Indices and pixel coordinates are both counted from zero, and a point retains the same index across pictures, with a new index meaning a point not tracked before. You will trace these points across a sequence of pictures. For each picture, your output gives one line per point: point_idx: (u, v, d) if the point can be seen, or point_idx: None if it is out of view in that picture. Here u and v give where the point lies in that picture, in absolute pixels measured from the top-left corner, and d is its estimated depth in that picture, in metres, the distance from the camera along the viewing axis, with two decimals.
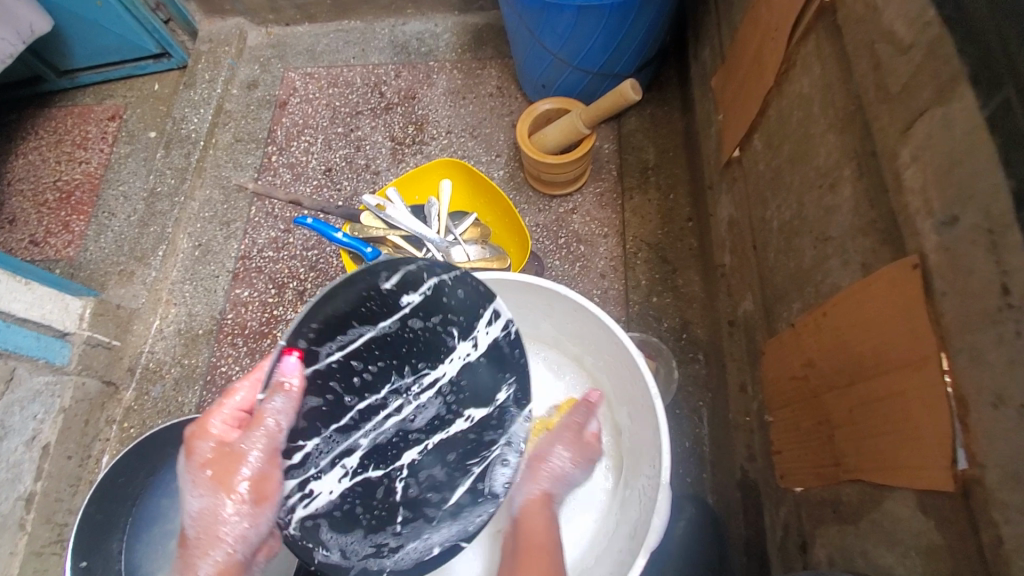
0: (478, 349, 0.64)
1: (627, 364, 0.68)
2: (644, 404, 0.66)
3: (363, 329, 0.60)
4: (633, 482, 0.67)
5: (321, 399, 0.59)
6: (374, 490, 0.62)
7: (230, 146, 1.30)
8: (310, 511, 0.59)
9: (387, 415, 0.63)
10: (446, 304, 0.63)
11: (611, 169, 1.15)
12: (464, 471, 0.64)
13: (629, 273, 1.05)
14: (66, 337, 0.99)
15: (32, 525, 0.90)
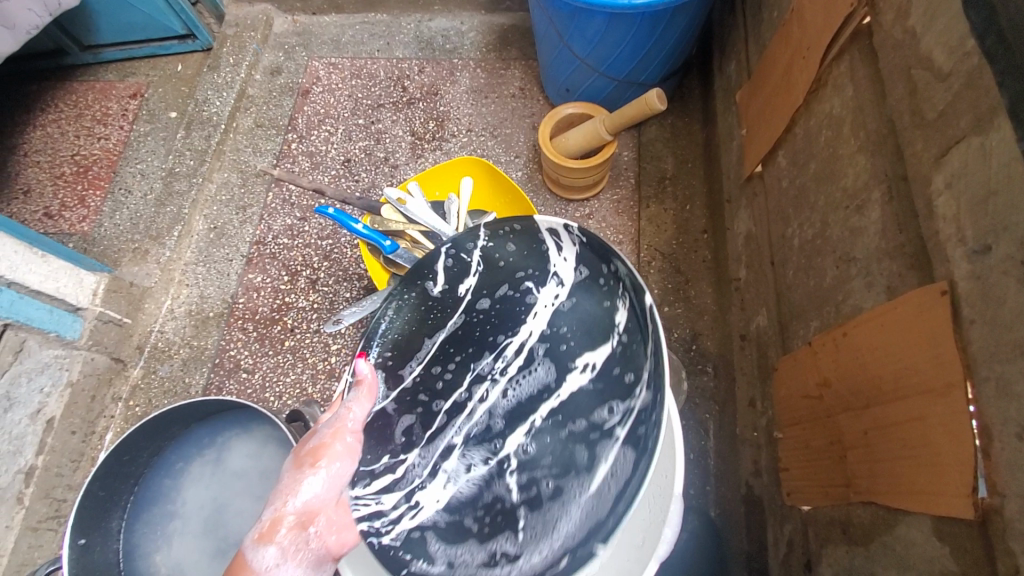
0: (564, 284, 0.63)
1: None
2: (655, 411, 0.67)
3: (435, 336, 0.65)
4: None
5: (412, 413, 0.63)
6: (480, 495, 0.59)
7: (250, 131, 1.30)
8: (419, 523, 0.58)
9: (472, 409, 0.62)
10: (500, 275, 0.66)
11: (629, 176, 1.15)
12: (606, 436, 0.56)
13: (642, 282, 1.06)
14: (79, 312, 0.99)
15: (31, 499, 0.90)
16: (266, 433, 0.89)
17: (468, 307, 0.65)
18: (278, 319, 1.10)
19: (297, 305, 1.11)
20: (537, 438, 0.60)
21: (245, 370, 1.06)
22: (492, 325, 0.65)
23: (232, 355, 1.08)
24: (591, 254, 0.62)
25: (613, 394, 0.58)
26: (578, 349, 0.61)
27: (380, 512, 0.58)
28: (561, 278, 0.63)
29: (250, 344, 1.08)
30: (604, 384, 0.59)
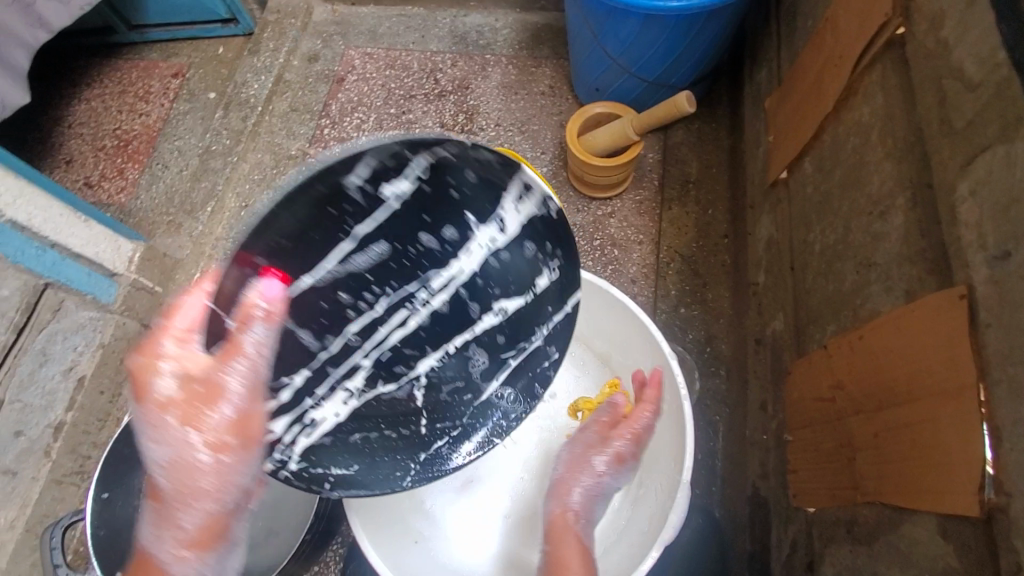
0: (503, 233, 0.65)
1: (659, 366, 0.71)
2: (670, 408, 0.69)
3: (342, 245, 0.60)
4: (648, 478, 0.71)
5: (308, 328, 0.64)
6: (397, 408, 0.70)
7: (285, 114, 1.33)
8: (316, 436, 0.66)
9: (387, 329, 0.69)
10: (402, 194, 0.59)
11: (652, 178, 1.16)
12: (501, 362, 0.71)
13: (660, 282, 1.07)
14: (115, 277, 1.02)
15: (57, 454, 0.94)
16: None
17: (383, 231, 0.62)
18: None
19: None
20: (445, 360, 0.72)
21: None
22: (404, 259, 0.66)
23: None
24: (549, 226, 0.64)
25: (513, 330, 0.71)
26: (495, 294, 0.69)
27: (276, 442, 0.63)
28: (503, 225, 0.65)
29: None
30: (507, 326, 0.70)
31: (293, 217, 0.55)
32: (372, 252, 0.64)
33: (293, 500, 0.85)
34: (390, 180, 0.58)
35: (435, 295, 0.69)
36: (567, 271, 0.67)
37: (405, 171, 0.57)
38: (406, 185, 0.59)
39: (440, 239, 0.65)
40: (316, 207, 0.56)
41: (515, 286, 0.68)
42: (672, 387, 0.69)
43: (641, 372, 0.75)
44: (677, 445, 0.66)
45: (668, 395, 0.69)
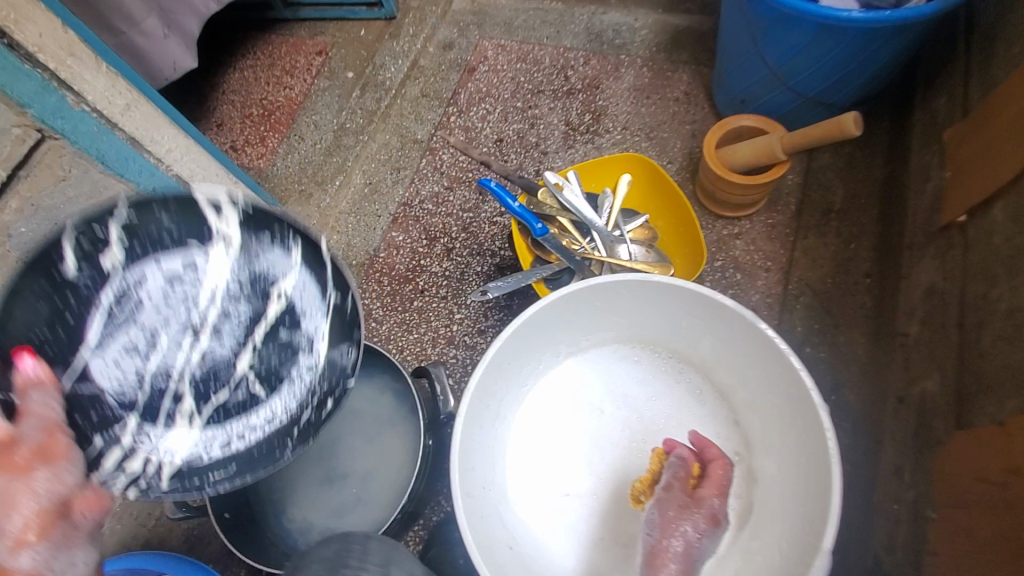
0: (288, 258, 0.72)
1: (798, 412, 0.63)
2: (810, 463, 0.61)
3: (184, 360, 0.69)
4: (773, 530, 0.64)
5: (196, 399, 0.70)
6: (234, 435, 0.70)
7: (416, 99, 1.37)
8: (179, 425, 0.68)
9: (242, 378, 0.71)
10: (215, 276, 0.70)
11: (789, 202, 1.08)
12: (295, 363, 0.72)
13: (784, 316, 0.99)
14: None
15: None
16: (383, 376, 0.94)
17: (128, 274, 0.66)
18: (411, 279, 1.17)
19: (430, 270, 1.17)
20: (252, 425, 0.70)
21: (375, 320, 1.14)
22: (138, 333, 0.68)
23: (365, 304, 1.16)
24: (263, 218, 0.71)
25: (285, 390, 0.71)
26: (280, 365, 0.72)
27: (170, 457, 0.68)
28: (285, 252, 0.72)
29: (383, 297, 1.16)
30: (302, 398, 0.71)
31: (35, 309, 0.63)
32: (199, 349, 0.70)
33: (382, 480, 0.89)
34: (121, 215, 0.66)
35: (188, 385, 0.69)
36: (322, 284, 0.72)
37: (157, 214, 0.67)
38: (277, 278, 0.72)
39: (237, 280, 0.71)
40: (57, 295, 0.64)
41: (276, 356, 0.72)
42: (817, 442, 0.60)
43: (771, 415, 0.68)
44: (818, 506, 0.59)
45: (809, 447, 0.62)
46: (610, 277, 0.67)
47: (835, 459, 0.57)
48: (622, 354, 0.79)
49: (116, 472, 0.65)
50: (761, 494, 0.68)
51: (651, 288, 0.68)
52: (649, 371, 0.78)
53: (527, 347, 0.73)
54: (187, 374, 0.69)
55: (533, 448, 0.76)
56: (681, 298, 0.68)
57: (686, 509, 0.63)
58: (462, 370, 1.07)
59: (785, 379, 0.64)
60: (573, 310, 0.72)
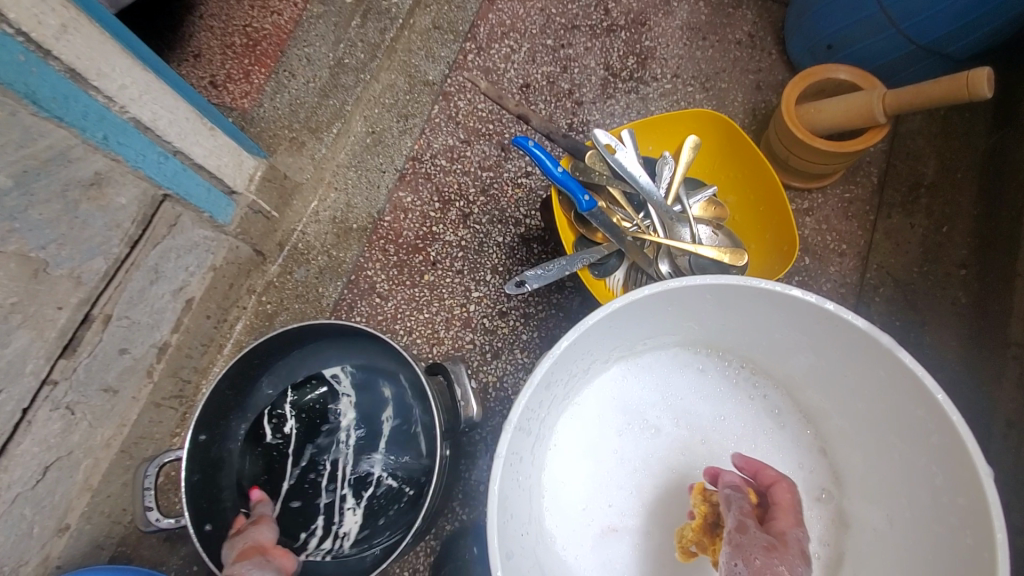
0: (350, 391, 0.85)
1: (932, 455, 0.50)
2: (952, 529, 0.48)
3: (319, 467, 0.82)
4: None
5: (329, 496, 0.81)
6: (388, 501, 0.80)
7: (427, 32, 1.13)
8: (348, 525, 0.80)
9: (366, 476, 0.82)
10: (343, 411, 0.84)
11: (870, 173, 0.91)
12: (403, 438, 0.82)
13: (860, 310, 0.85)
14: (233, 196, 0.92)
15: (159, 375, 0.91)
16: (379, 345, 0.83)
17: (304, 429, 0.83)
18: (420, 248, 1.01)
19: (444, 238, 1.01)
20: (386, 485, 0.81)
21: (379, 295, 0.99)
22: (305, 450, 0.83)
23: (369, 275, 1.01)
24: (364, 375, 0.85)
25: (403, 459, 0.82)
26: (388, 440, 0.83)
27: (340, 533, 0.80)
28: (346, 399, 0.85)
29: (388, 268, 1.00)
30: (424, 461, 0.81)
31: (254, 462, 0.82)
32: (347, 455, 0.83)
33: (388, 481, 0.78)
34: (283, 421, 0.83)
35: (342, 486, 0.81)
36: (385, 377, 0.84)
37: (309, 397, 0.84)
38: (339, 391, 0.85)
39: (324, 431, 0.84)
40: (265, 456, 0.82)
41: (378, 449, 0.82)
42: (967, 508, 0.47)
43: (881, 449, 0.55)
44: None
45: (950, 510, 0.48)
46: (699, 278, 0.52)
47: (1003, 539, 0.44)
48: (686, 362, 0.65)
49: (321, 549, 0.80)
50: (864, 546, 0.56)
51: (749, 294, 0.53)
52: (718, 384, 0.64)
53: (579, 357, 0.58)
54: (325, 487, 0.82)
55: (573, 472, 0.62)
56: (786, 309, 0.53)
57: (775, 549, 0.51)
58: (479, 358, 0.93)
59: (919, 420, 0.50)
60: (641, 315, 0.57)
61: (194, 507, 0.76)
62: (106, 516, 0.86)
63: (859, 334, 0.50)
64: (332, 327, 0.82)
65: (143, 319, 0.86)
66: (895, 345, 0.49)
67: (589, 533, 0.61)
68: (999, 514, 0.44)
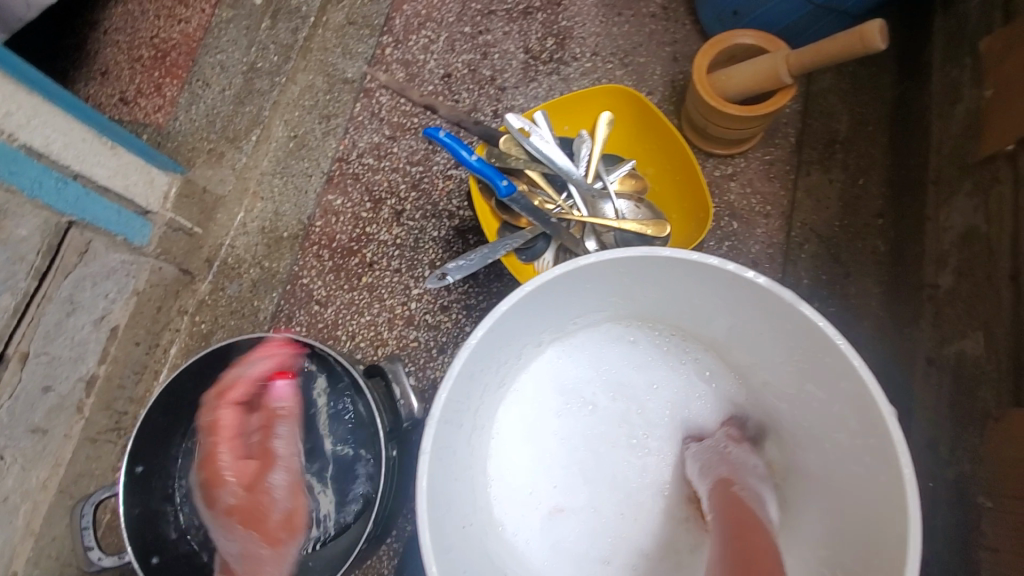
0: None
1: (848, 403, 0.51)
2: (868, 471, 0.50)
3: None
4: (828, 543, 0.55)
5: None
6: (350, 467, 0.77)
7: (342, 28, 1.12)
8: (323, 508, 0.76)
9: (318, 451, 0.78)
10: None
11: (788, 134, 0.93)
12: (339, 402, 0.78)
13: (788, 268, 0.87)
14: (148, 216, 0.89)
15: (91, 410, 0.86)
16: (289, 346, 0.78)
17: None
18: (356, 251, 0.99)
19: (378, 238, 0.99)
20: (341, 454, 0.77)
21: (317, 302, 0.96)
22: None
23: (305, 283, 0.98)
24: None
25: (347, 421, 0.78)
26: (323, 410, 0.78)
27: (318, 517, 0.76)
28: None
29: (324, 274, 0.98)
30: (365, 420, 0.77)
31: None
32: (293, 443, 0.78)
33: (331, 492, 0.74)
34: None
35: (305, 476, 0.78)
36: (291, 351, 0.79)
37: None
38: None
39: None
40: None
41: (318, 422, 0.78)
42: (877, 449, 0.49)
43: (807, 401, 0.56)
44: (887, 526, 0.49)
45: (865, 453, 0.50)
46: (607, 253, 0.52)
47: (909, 475, 0.46)
48: (616, 336, 0.65)
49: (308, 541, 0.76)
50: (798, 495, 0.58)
51: (659, 264, 0.54)
52: (648, 355, 0.65)
53: (503, 346, 0.57)
54: None
55: (518, 459, 0.63)
56: (695, 275, 0.54)
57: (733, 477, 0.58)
58: (426, 355, 0.92)
59: (829, 369, 0.51)
60: (558, 296, 0.56)
61: (134, 543, 0.73)
62: (54, 559, 0.83)
63: (765, 293, 0.51)
64: (238, 341, 0.76)
65: (64, 353, 0.81)
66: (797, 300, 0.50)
67: (538, 515, 0.61)
68: (904, 451, 0.46)
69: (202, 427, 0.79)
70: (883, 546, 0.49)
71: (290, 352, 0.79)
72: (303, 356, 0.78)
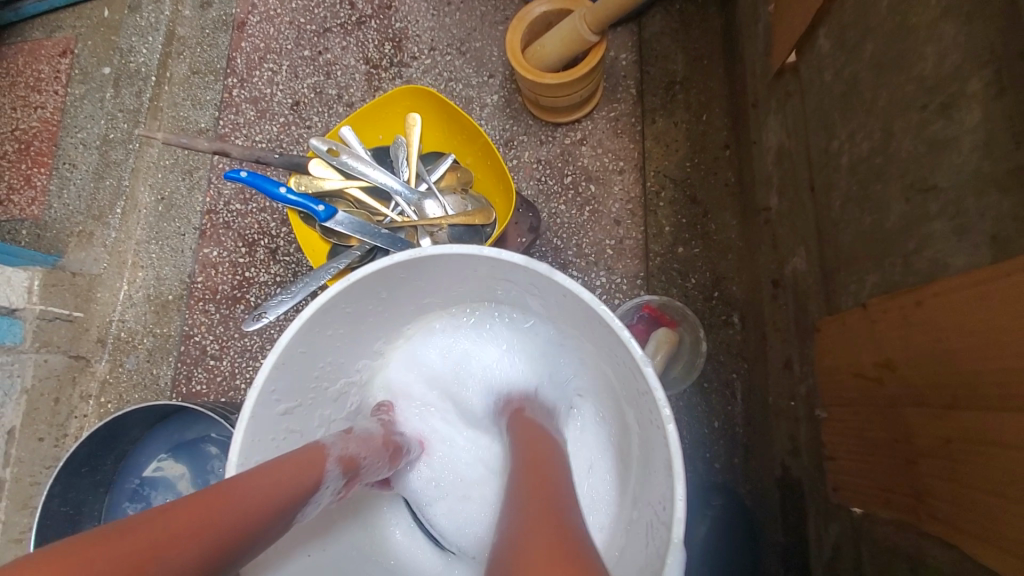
0: (177, 471, 0.86)
1: (626, 360, 0.51)
2: (653, 422, 0.49)
3: None
4: (641, 505, 0.52)
5: None
6: None
7: (186, 79, 1.10)
8: None
9: None
10: (187, 494, 0.86)
11: (629, 85, 0.93)
12: None
13: (650, 218, 0.87)
14: (15, 314, 0.87)
15: (7, 513, 0.84)
16: (194, 436, 0.86)
17: None
18: (240, 298, 0.99)
19: (259, 281, 0.99)
20: None
21: (211, 357, 0.97)
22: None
23: (198, 341, 0.98)
24: (180, 448, 0.86)
25: None
26: None
27: None
28: (178, 478, 0.86)
29: (214, 328, 0.98)
30: None
31: None
32: None
33: None
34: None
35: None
36: (200, 438, 0.86)
37: (145, 502, 0.85)
38: (169, 481, 0.86)
39: None
40: None
41: None
42: (651, 400, 0.48)
43: (613, 364, 0.55)
44: (665, 479, 0.47)
45: (648, 407, 0.49)
46: (371, 265, 0.51)
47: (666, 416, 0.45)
48: (461, 328, 0.66)
49: None
50: (631, 460, 0.56)
51: (430, 261, 0.53)
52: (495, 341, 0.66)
53: (322, 372, 0.57)
54: None
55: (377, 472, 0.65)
56: (469, 264, 0.53)
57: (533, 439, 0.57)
58: None
59: (604, 325, 0.51)
60: (358, 313, 0.56)
61: None
62: None
63: (526, 268, 0.51)
64: (140, 421, 0.82)
65: None
66: (554, 270, 0.50)
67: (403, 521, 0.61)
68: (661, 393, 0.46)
69: None
70: (662, 498, 0.47)
71: (198, 440, 0.86)
72: (210, 441, 0.86)
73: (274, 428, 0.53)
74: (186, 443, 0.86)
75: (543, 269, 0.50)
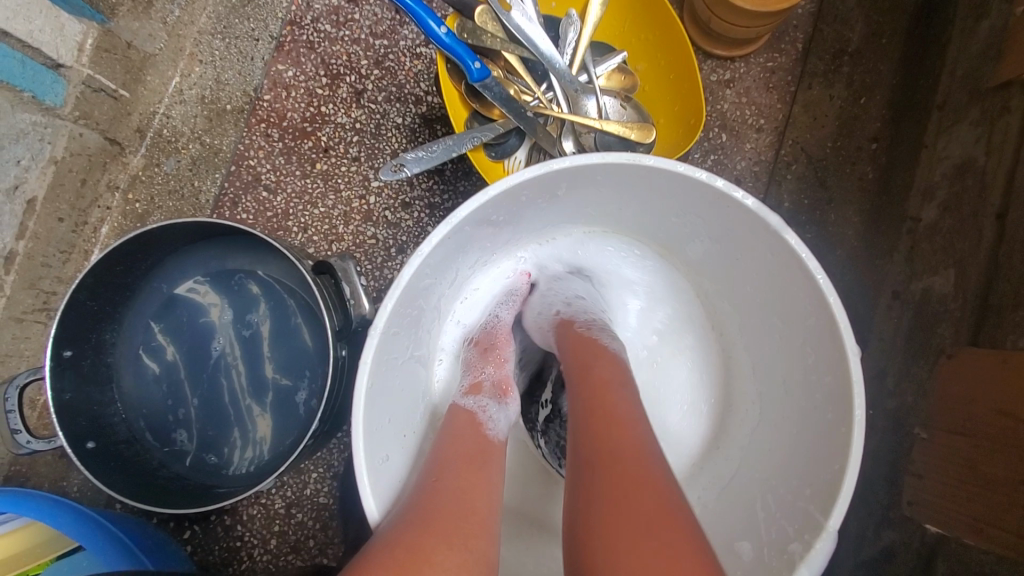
0: (211, 295, 0.78)
1: (809, 337, 0.51)
2: (822, 411, 0.50)
3: (219, 381, 0.78)
4: (755, 475, 0.56)
5: (232, 409, 0.77)
6: (296, 395, 0.77)
7: None
8: (256, 433, 0.77)
9: (264, 373, 0.78)
10: (216, 321, 0.78)
11: (796, 38, 0.83)
12: (290, 322, 0.77)
13: (772, 187, 0.80)
14: (60, 71, 0.73)
15: (13, 289, 0.74)
16: (239, 267, 0.78)
17: (179, 348, 0.78)
18: (309, 133, 0.89)
19: (334, 121, 0.88)
20: (281, 377, 0.77)
21: (265, 188, 0.88)
22: (195, 365, 0.78)
23: (251, 165, 0.88)
24: (220, 274, 0.78)
25: (293, 344, 0.77)
26: (271, 331, 0.78)
27: (251, 441, 0.76)
28: (210, 302, 0.78)
29: (274, 157, 0.88)
30: (308, 347, 0.77)
31: (138, 405, 0.76)
32: (240, 365, 0.78)
33: (280, 406, 0.77)
34: (160, 350, 0.77)
35: (242, 397, 0.77)
36: (246, 268, 0.78)
37: (173, 320, 0.78)
38: (200, 302, 0.78)
39: (202, 342, 0.78)
40: (154, 399, 0.76)
41: (272, 344, 0.78)
42: (833, 387, 0.49)
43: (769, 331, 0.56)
44: (818, 465, 0.49)
45: (819, 391, 0.50)
46: (587, 159, 0.48)
47: (859, 416, 0.46)
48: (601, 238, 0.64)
49: (239, 460, 0.76)
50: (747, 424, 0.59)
51: (646, 175, 0.50)
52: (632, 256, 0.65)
53: (463, 246, 0.56)
54: (228, 404, 0.77)
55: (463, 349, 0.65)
56: (680, 188, 0.51)
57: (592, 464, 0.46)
58: (383, 254, 0.86)
59: (805, 305, 0.50)
60: (529, 198, 0.53)
61: (67, 425, 0.68)
62: None
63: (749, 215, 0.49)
64: (184, 229, 0.72)
65: None
66: (784, 227, 0.48)
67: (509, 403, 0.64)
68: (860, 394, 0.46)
69: (140, 336, 0.77)
70: (803, 475, 0.50)
71: (243, 268, 0.78)
72: (257, 273, 0.78)
73: (413, 297, 0.53)
74: (229, 270, 0.78)
75: (775, 223, 0.48)
